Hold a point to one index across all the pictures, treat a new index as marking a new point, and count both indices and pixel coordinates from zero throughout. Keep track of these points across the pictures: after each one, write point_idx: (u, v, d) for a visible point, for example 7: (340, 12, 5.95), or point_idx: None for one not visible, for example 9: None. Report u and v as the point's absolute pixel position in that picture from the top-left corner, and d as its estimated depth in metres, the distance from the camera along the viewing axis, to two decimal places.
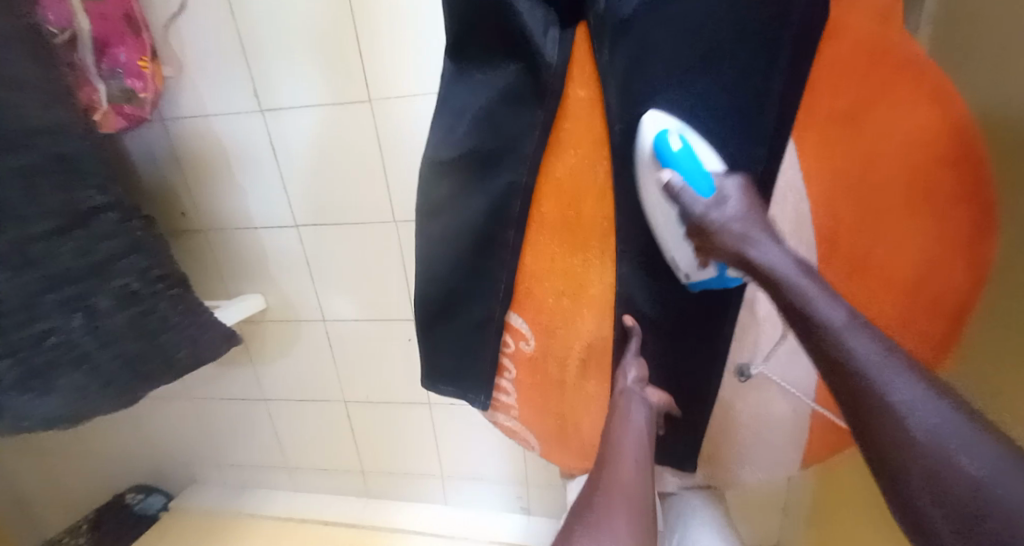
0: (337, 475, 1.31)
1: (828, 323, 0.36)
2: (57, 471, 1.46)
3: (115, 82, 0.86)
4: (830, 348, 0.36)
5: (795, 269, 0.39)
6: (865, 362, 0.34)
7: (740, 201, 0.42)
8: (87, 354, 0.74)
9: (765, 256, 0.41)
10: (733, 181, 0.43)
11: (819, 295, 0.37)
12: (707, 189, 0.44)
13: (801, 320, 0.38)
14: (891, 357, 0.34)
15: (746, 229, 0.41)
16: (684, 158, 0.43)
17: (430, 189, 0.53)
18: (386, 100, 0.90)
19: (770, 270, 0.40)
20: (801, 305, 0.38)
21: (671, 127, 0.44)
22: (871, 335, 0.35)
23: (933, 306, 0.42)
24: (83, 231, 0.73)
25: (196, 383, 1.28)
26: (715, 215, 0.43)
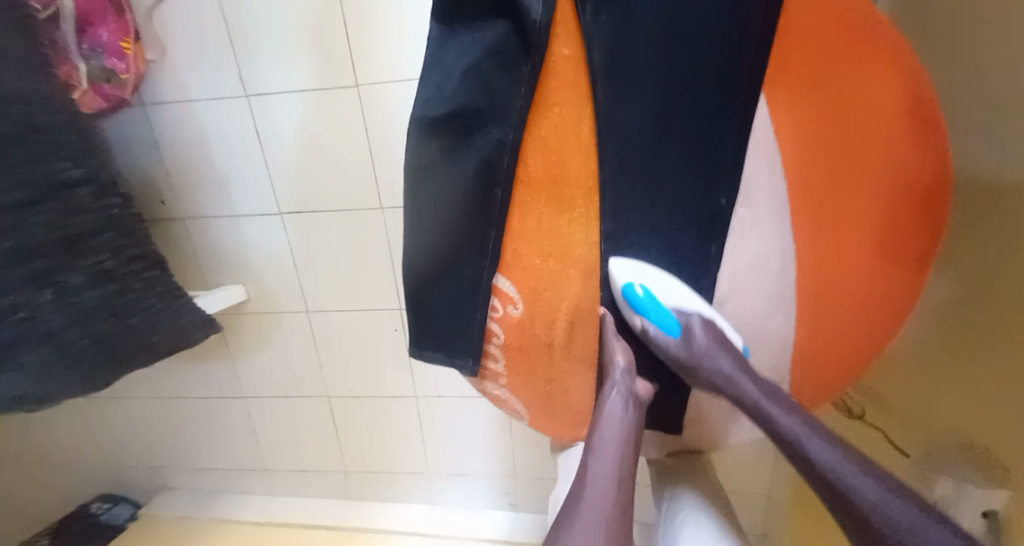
0: (318, 477, 1.28)
1: (791, 434, 0.43)
2: (24, 475, 1.41)
3: (95, 61, 0.90)
4: (798, 455, 0.43)
5: (762, 390, 0.46)
6: (829, 466, 0.41)
7: (705, 335, 0.47)
8: (54, 332, 0.77)
9: (735, 384, 0.47)
10: (698, 318, 0.48)
11: (778, 408, 0.45)
12: (675, 328, 0.49)
13: (772, 432, 0.45)
14: (847, 461, 0.41)
15: (711, 357, 0.47)
16: (648, 303, 0.49)
17: (420, 149, 0.54)
18: (373, 85, 0.91)
19: (742, 396, 0.47)
20: (769, 422, 0.45)
21: (636, 279, 0.49)
22: (828, 441, 0.43)
23: (892, 254, 0.48)
24: (62, 205, 0.79)
25: (170, 381, 1.25)
26: (685, 351, 0.49)
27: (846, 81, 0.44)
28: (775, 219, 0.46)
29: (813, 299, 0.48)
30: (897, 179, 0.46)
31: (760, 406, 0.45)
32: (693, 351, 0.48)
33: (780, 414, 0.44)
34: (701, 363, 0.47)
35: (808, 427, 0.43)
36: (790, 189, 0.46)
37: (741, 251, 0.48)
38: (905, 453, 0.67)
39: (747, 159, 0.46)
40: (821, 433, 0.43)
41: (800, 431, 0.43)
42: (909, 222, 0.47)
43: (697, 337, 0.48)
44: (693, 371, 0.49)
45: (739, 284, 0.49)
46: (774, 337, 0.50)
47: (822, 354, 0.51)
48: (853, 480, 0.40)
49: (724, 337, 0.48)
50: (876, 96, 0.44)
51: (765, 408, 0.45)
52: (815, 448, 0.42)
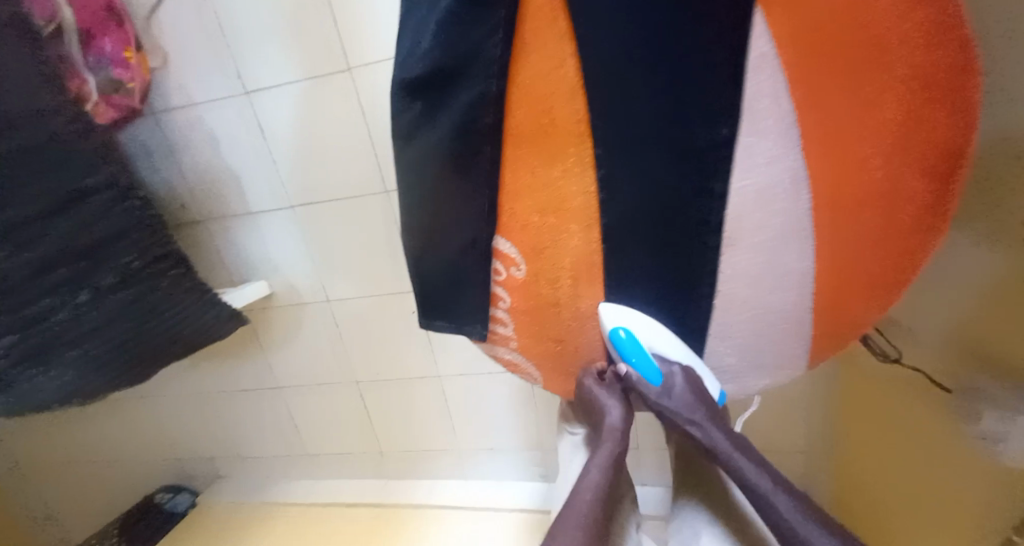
0: (357, 460, 1.32)
1: (775, 507, 0.45)
2: (91, 475, 1.51)
3: (103, 73, 0.91)
4: (786, 531, 0.44)
5: (734, 447, 0.49)
6: (792, 522, 0.44)
7: (680, 396, 0.51)
8: (91, 332, 0.83)
9: (710, 435, 0.50)
10: (679, 371, 0.52)
11: (746, 462, 0.48)
12: (655, 375, 0.53)
13: (744, 486, 0.47)
14: (807, 520, 0.44)
15: (691, 420, 0.50)
16: (631, 346, 0.52)
17: (402, 110, 0.53)
18: (364, 66, 0.90)
19: (714, 448, 0.49)
20: (740, 474, 0.47)
21: (619, 323, 0.53)
22: (789, 498, 0.45)
23: (918, 158, 0.43)
24: (83, 210, 0.82)
25: (208, 376, 1.30)
26: (665, 401, 0.52)
27: (858, 14, 0.40)
28: (777, 148, 0.44)
29: (828, 241, 0.46)
30: (916, 122, 0.42)
31: (746, 476, 0.47)
32: (658, 398, 0.52)
33: (753, 471, 0.47)
34: (677, 414, 0.51)
35: (805, 513, 0.44)
36: (796, 115, 0.43)
37: (746, 184, 0.45)
38: (946, 389, 0.63)
39: (746, 82, 0.43)
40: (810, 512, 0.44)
41: (785, 505, 0.45)
42: (929, 172, 0.44)
43: (674, 391, 0.51)
44: (670, 419, 0.52)
45: (744, 220, 0.46)
46: (786, 275, 0.48)
47: (838, 302, 0.49)
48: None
49: (702, 399, 0.51)
50: (895, 33, 0.40)
51: (756, 482, 0.46)
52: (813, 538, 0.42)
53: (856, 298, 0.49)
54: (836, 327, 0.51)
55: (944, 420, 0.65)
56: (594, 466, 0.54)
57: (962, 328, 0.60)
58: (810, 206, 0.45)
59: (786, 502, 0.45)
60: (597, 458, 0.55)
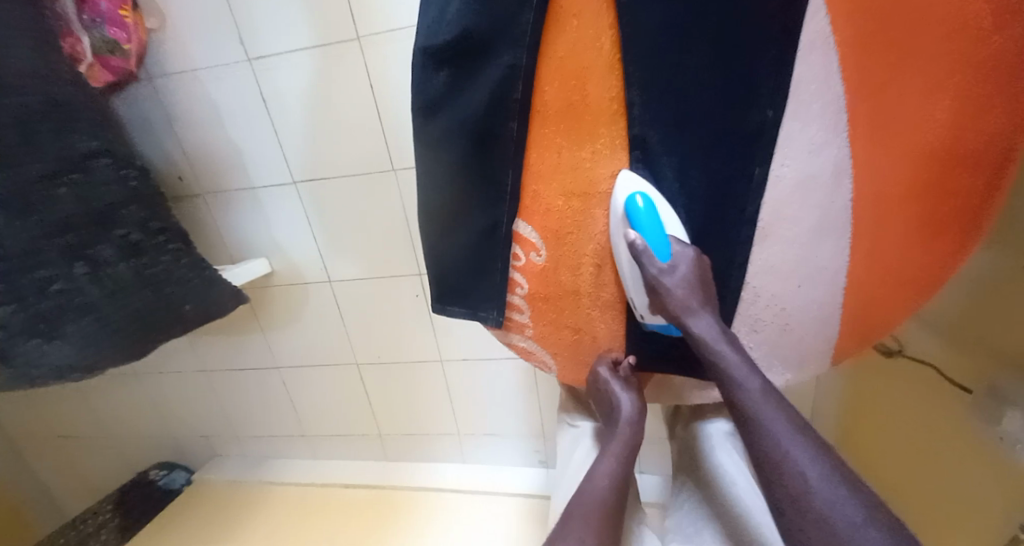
0: (355, 441, 1.30)
1: (765, 424, 0.46)
2: (84, 450, 1.49)
3: (98, 32, 0.87)
4: (771, 447, 0.45)
5: (722, 339, 0.47)
6: (772, 425, 0.46)
7: (682, 282, 0.46)
8: (94, 304, 0.79)
9: (697, 325, 0.47)
10: (687, 253, 0.47)
11: (736, 363, 0.47)
12: (664, 251, 0.46)
13: (723, 384, 0.48)
14: (784, 420, 0.46)
15: (687, 311, 0.47)
16: (647, 217, 0.45)
17: (425, 81, 0.50)
18: (374, 36, 0.86)
19: (700, 339, 0.47)
20: (722, 369, 0.47)
21: (638, 191, 0.46)
22: (772, 401, 0.46)
23: (967, 165, 0.40)
24: (82, 178, 0.79)
25: (206, 354, 1.27)
26: (667, 279, 0.46)
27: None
28: (826, 135, 0.41)
29: (863, 233, 0.43)
30: (969, 117, 0.39)
31: (744, 392, 0.46)
32: (657, 279, 0.46)
33: (738, 368, 0.47)
34: (675, 294, 0.46)
35: (789, 426, 0.46)
36: (845, 98, 0.40)
37: (786, 171, 0.42)
38: (965, 389, 0.62)
39: (796, 62, 0.40)
40: (796, 428, 0.46)
41: (774, 423, 0.46)
42: (977, 170, 0.41)
43: (679, 271, 0.46)
44: (663, 300, 0.47)
45: (781, 209, 0.43)
46: (823, 270, 0.45)
47: (868, 301, 0.46)
48: (806, 472, 0.44)
49: (704, 288, 0.47)
50: (958, 18, 0.37)
51: (748, 395, 0.46)
52: (795, 453, 0.44)
53: (887, 298, 0.46)
54: (861, 332, 0.49)
55: (962, 420, 0.63)
56: (609, 456, 0.58)
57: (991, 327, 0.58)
58: (852, 196, 0.42)
59: (783, 428, 0.45)
60: (608, 453, 0.58)
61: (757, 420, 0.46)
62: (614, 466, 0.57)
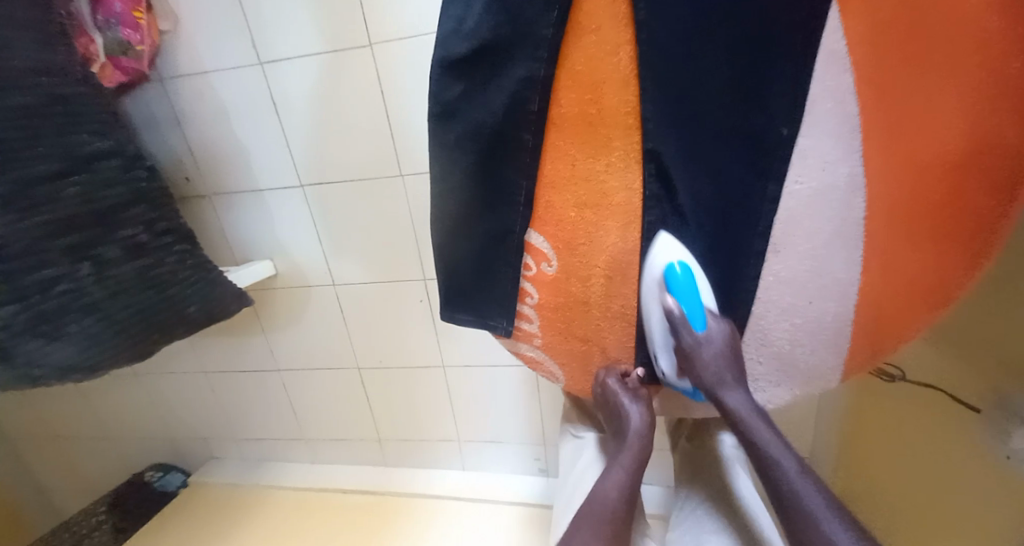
0: (354, 446, 1.29)
1: (790, 480, 0.47)
2: (80, 449, 1.48)
3: (111, 33, 0.87)
4: (794, 501, 0.46)
5: (753, 412, 0.49)
6: (802, 494, 0.46)
7: (717, 353, 0.48)
8: (96, 304, 0.79)
9: (729, 398, 0.49)
10: (722, 325, 0.48)
11: (768, 437, 0.48)
12: (700, 321, 0.48)
13: (754, 453, 0.49)
14: (815, 489, 0.47)
15: (720, 381, 0.49)
16: (684, 284, 0.47)
17: (441, 89, 0.50)
18: (386, 43, 0.87)
19: (732, 411, 0.49)
20: (753, 440, 0.49)
21: (675, 259, 0.47)
22: (803, 473, 0.47)
23: (984, 176, 0.40)
24: (88, 178, 0.79)
25: (207, 355, 1.27)
26: (701, 351, 0.48)
27: (933, 15, 0.37)
28: (840, 153, 0.41)
29: (876, 248, 0.43)
30: (986, 132, 0.38)
31: (769, 449, 0.48)
32: (692, 348, 0.48)
33: (768, 438, 0.48)
34: (708, 367, 0.48)
35: (816, 489, 0.47)
36: (859, 116, 0.40)
37: (798, 188, 0.43)
38: (976, 409, 0.62)
39: (812, 80, 0.40)
40: (819, 487, 0.47)
41: (798, 479, 0.47)
42: (995, 194, 0.40)
43: (713, 342, 0.48)
44: (696, 370, 0.49)
45: (793, 226, 0.44)
46: (835, 288, 0.45)
47: (878, 318, 0.46)
48: (827, 527, 0.44)
49: (737, 359, 0.48)
50: (979, 38, 0.36)
51: (777, 458, 0.48)
52: (818, 509, 0.45)
53: (897, 314, 0.46)
54: (873, 344, 0.48)
55: (970, 438, 0.64)
56: (617, 468, 0.57)
57: (992, 342, 0.59)
58: (864, 212, 0.42)
59: (814, 497, 0.46)
60: (616, 466, 0.57)
61: (782, 476, 0.47)
62: (622, 481, 0.56)
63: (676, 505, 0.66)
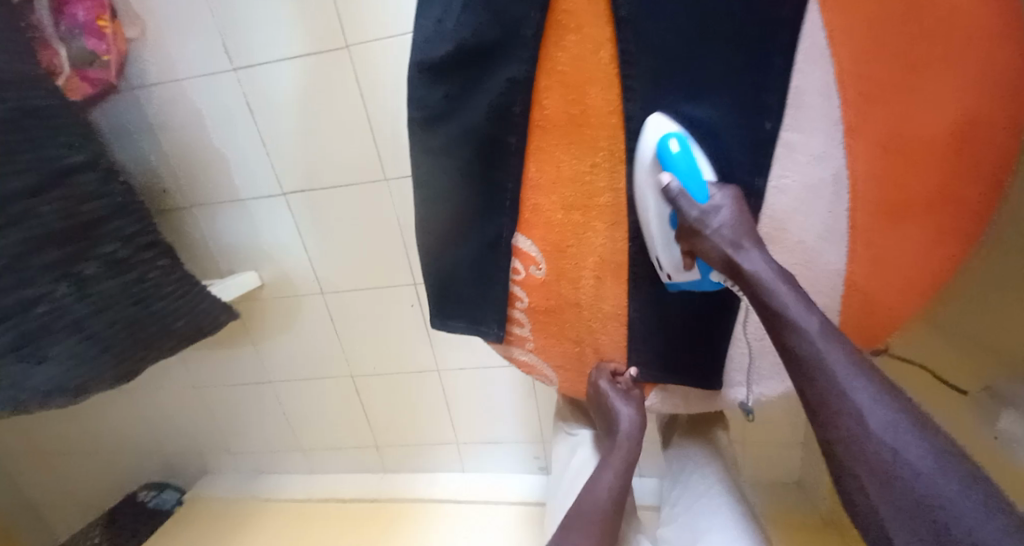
0: (351, 453, 1.28)
1: (833, 375, 0.39)
2: (71, 471, 1.45)
3: (76, 43, 0.86)
4: (828, 384, 0.39)
5: (775, 274, 0.42)
6: (829, 360, 0.39)
7: (728, 220, 0.43)
8: (81, 321, 0.77)
9: (745, 260, 0.42)
10: (726, 191, 0.44)
11: (793, 302, 0.41)
12: (702, 192, 0.44)
13: (774, 317, 0.42)
14: (850, 359, 0.39)
15: (733, 250, 0.43)
16: (684, 162, 0.44)
17: (422, 94, 0.49)
18: (365, 45, 0.85)
19: (753, 277, 0.42)
20: (773, 304, 0.41)
21: (671, 133, 0.44)
22: (836, 340, 0.40)
23: (981, 168, 0.39)
24: (66, 192, 0.77)
25: (196, 369, 1.25)
26: (709, 222, 0.43)
27: (929, 13, 0.36)
28: (826, 145, 0.41)
29: (862, 242, 0.43)
30: (982, 127, 0.38)
31: (807, 337, 0.40)
32: (698, 225, 0.43)
33: (795, 305, 0.41)
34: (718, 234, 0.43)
35: (846, 354, 0.39)
36: (841, 111, 0.40)
37: (786, 182, 0.43)
38: (960, 391, 0.63)
39: (795, 74, 0.40)
40: (857, 362, 0.39)
41: (843, 372, 0.39)
42: (989, 185, 0.40)
43: (721, 211, 0.43)
44: (703, 243, 0.44)
45: (782, 219, 0.44)
46: (822, 278, 0.45)
47: (870, 312, 0.46)
48: (856, 395, 0.38)
49: (750, 222, 0.43)
50: (969, 30, 0.36)
51: (800, 322, 0.40)
52: (845, 376, 0.39)
53: (893, 307, 0.45)
54: (865, 335, 0.48)
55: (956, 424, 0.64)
56: (609, 469, 0.58)
57: (986, 331, 0.59)
58: (847, 206, 0.42)
59: (843, 360, 0.39)
60: (609, 465, 0.58)
61: (824, 370, 0.39)
62: (616, 477, 0.58)
63: (667, 500, 0.67)
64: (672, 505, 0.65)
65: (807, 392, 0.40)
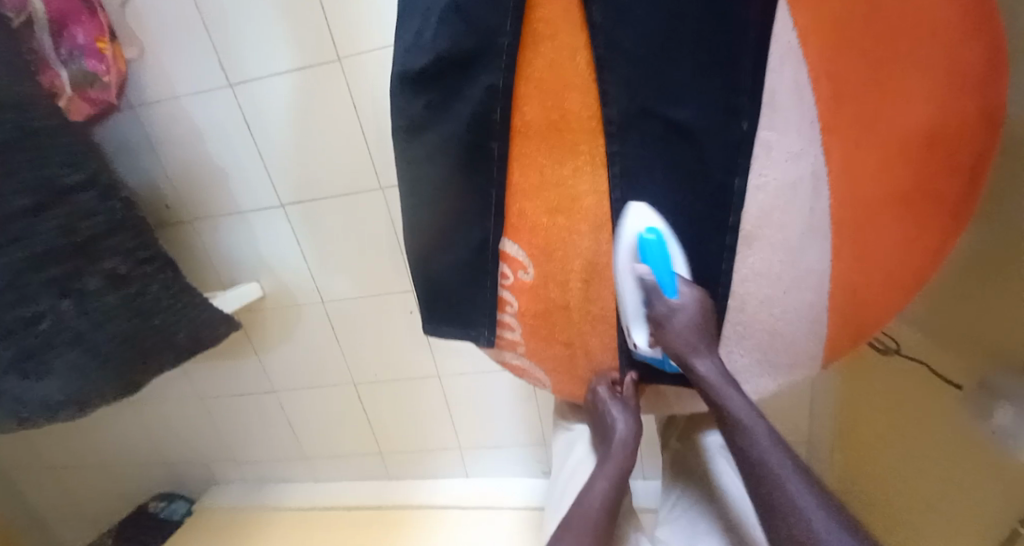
0: (355, 460, 1.29)
1: (778, 477, 0.47)
2: (82, 484, 1.47)
3: (76, 66, 0.87)
4: (775, 487, 0.47)
5: (725, 380, 0.48)
6: (774, 465, 0.47)
7: (688, 321, 0.47)
8: (81, 335, 0.79)
9: (703, 364, 0.48)
10: (693, 290, 0.47)
11: (743, 407, 0.48)
12: (672, 288, 0.48)
13: (727, 422, 0.49)
14: (791, 465, 0.47)
15: (690, 352, 0.48)
16: (657, 253, 0.46)
17: (405, 105, 0.51)
18: (356, 56, 0.86)
19: (706, 380, 0.48)
20: (725, 407, 0.48)
21: (650, 224, 0.46)
22: (780, 449, 0.48)
23: (947, 159, 0.41)
24: (67, 210, 0.79)
25: (202, 379, 1.26)
26: (670, 320, 0.47)
27: (891, 11, 0.38)
28: (805, 143, 0.41)
29: (847, 239, 0.43)
30: (945, 119, 0.40)
31: (754, 442, 0.48)
32: (664, 318, 0.47)
33: (743, 410, 0.48)
34: (677, 334, 0.47)
35: (787, 461, 0.48)
36: (816, 108, 0.40)
37: (767, 180, 0.42)
38: (956, 385, 0.63)
39: (769, 74, 0.40)
40: (797, 468, 0.47)
41: (785, 474, 0.47)
42: (954, 174, 0.42)
43: (681, 312, 0.47)
44: (668, 339, 0.49)
45: (765, 219, 0.43)
46: (811, 277, 0.44)
47: (855, 306, 0.46)
48: (797, 495, 0.46)
49: (708, 324, 0.47)
50: (929, 26, 0.38)
51: (749, 427, 0.48)
52: (787, 479, 0.47)
53: (875, 300, 0.46)
54: (849, 329, 0.47)
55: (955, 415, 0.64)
56: (601, 477, 0.59)
57: (978, 323, 0.59)
58: (829, 202, 0.42)
59: (785, 465, 0.47)
60: (606, 469, 0.59)
61: (766, 468, 0.47)
62: (609, 483, 0.58)
63: (667, 502, 0.67)
64: (670, 507, 0.66)
65: (755, 487, 0.48)
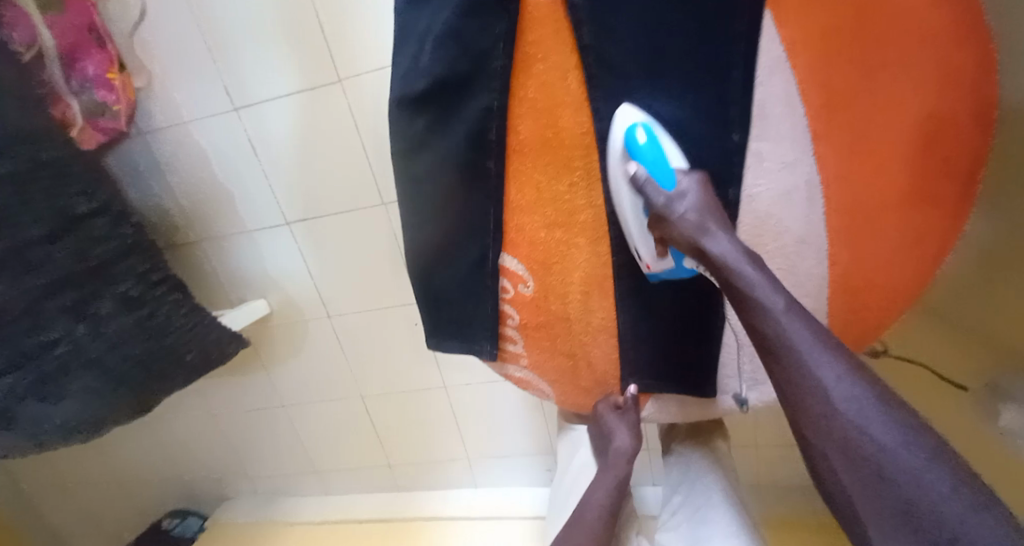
0: (365, 473, 1.29)
1: (800, 356, 0.40)
2: (98, 503, 1.49)
3: (87, 96, 0.91)
4: (795, 364, 0.40)
5: (744, 258, 0.42)
6: (799, 344, 0.40)
7: (689, 207, 0.44)
8: (97, 358, 0.81)
9: (715, 243, 0.43)
10: (693, 177, 0.45)
11: (761, 283, 0.41)
12: (670, 180, 0.45)
13: (741, 301, 0.42)
14: (819, 340, 0.40)
15: (697, 233, 0.44)
16: (651, 152, 0.44)
17: (405, 127, 0.54)
18: (357, 77, 0.88)
19: (721, 260, 0.43)
20: (743, 290, 0.42)
21: (638, 122, 0.44)
22: (804, 322, 0.40)
23: (942, 162, 0.42)
24: (83, 235, 0.81)
25: (212, 396, 1.28)
26: (674, 206, 0.44)
27: (877, 24, 0.39)
28: (796, 153, 0.41)
29: (847, 240, 0.43)
30: (937, 122, 0.41)
31: (774, 320, 0.41)
32: (665, 211, 0.45)
33: (759, 289, 0.41)
34: (681, 219, 0.44)
35: (810, 331, 0.40)
36: (808, 119, 0.41)
37: (760, 191, 0.43)
38: (962, 387, 0.65)
39: (758, 86, 0.41)
40: (824, 338, 0.40)
41: (810, 353, 0.40)
42: (950, 176, 0.43)
43: (686, 196, 0.44)
44: (671, 230, 0.45)
45: (761, 226, 0.44)
46: (804, 284, 0.45)
47: (857, 311, 0.46)
48: (822, 371, 0.39)
49: (714, 208, 0.44)
50: (916, 36, 0.39)
51: (767, 304, 0.41)
52: (813, 356, 0.40)
53: (878, 304, 0.46)
54: (853, 333, 0.48)
55: (958, 419, 0.66)
56: (601, 489, 0.63)
57: (984, 324, 0.61)
58: (823, 211, 0.43)
59: (809, 338, 0.40)
60: (602, 478, 0.64)
61: (786, 347, 0.40)
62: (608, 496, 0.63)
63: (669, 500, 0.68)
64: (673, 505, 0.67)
65: (773, 367, 0.41)
